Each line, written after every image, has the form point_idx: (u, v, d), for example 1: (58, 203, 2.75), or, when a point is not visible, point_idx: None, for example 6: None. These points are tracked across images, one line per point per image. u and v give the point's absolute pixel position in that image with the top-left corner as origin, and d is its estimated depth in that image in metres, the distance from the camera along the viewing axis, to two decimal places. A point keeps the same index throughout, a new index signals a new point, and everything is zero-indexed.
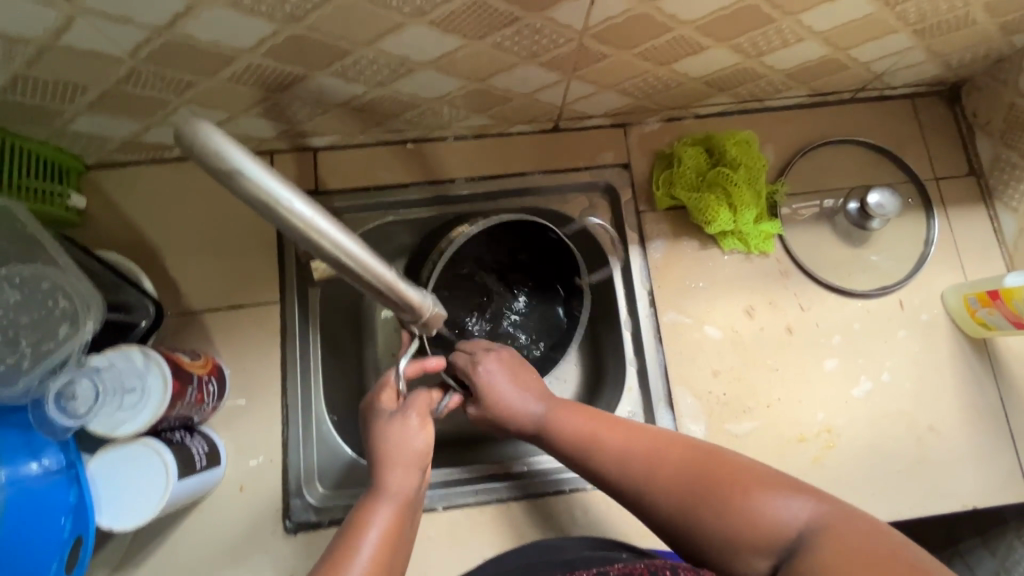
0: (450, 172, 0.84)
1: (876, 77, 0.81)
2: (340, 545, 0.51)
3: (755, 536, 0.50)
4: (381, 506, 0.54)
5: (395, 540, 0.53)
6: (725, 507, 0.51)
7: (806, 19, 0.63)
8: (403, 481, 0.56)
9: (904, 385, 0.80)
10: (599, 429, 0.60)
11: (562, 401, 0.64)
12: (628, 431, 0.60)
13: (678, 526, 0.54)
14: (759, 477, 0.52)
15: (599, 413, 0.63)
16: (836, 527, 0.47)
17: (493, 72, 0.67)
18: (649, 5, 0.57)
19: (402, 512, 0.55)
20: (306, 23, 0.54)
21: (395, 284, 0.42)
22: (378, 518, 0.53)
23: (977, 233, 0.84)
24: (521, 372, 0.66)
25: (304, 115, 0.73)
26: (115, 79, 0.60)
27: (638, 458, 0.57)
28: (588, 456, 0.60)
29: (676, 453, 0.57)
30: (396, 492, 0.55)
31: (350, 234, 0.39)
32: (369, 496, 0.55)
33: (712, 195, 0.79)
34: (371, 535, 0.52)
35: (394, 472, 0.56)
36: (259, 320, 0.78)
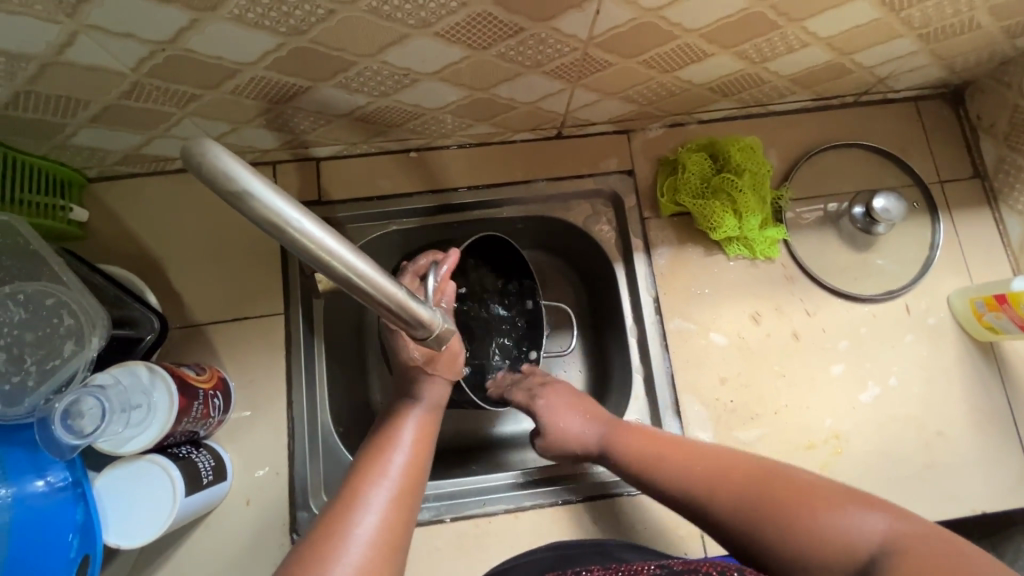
0: (453, 180, 0.83)
1: (880, 81, 0.81)
2: (380, 442, 0.59)
3: (829, 553, 0.48)
4: (415, 412, 0.62)
5: (428, 444, 0.61)
6: (793, 521, 0.51)
7: (811, 26, 0.63)
8: (434, 394, 0.64)
9: (911, 390, 0.79)
10: (660, 450, 0.64)
11: (620, 422, 0.69)
12: (691, 451, 0.62)
13: (744, 537, 0.54)
14: (827, 494, 0.52)
15: (664, 436, 0.66)
16: (910, 547, 0.45)
17: (498, 81, 0.66)
18: (654, 14, 0.56)
19: (430, 419, 0.63)
20: (310, 36, 0.54)
21: (404, 302, 0.41)
22: (412, 421, 0.61)
23: (982, 236, 0.84)
24: (586, 402, 0.73)
25: (307, 125, 0.72)
26: (117, 93, 0.60)
27: (707, 473, 0.59)
28: (660, 474, 0.62)
29: (740, 468, 0.58)
30: (427, 401, 0.63)
31: (355, 251, 0.38)
32: (404, 403, 0.63)
33: (717, 201, 0.79)
34: (406, 437, 0.60)
35: (428, 384, 0.64)
36: (262, 331, 0.78)
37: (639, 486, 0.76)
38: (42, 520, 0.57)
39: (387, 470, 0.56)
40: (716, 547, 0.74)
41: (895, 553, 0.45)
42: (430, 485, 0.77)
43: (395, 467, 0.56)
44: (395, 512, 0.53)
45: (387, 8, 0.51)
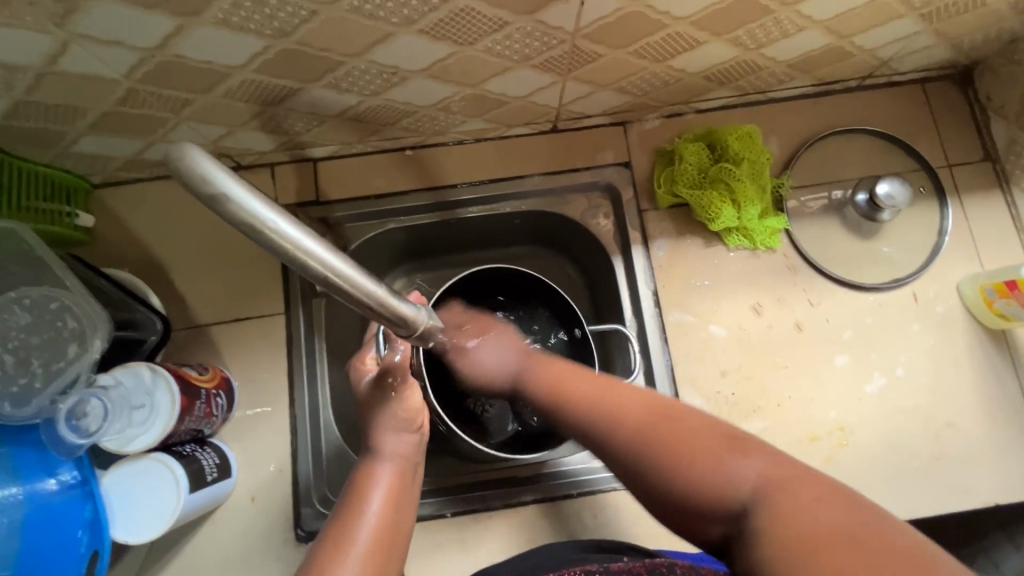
0: (449, 178, 0.83)
1: (883, 63, 0.79)
2: (345, 507, 0.54)
3: (712, 498, 0.44)
4: (382, 470, 0.57)
5: (400, 499, 0.56)
6: (684, 464, 0.45)
7: (805, 9, 0.61)
8: (396, 444, 0.58)
9: (919, 380, 0.78)
10: (569, 378, 0.56)
11: (541, 354, 0.62)
12: (598, 379, 0.54)
13: (636, 470, 0.48)
14: (726, 434, 0.46)
15: (570, 364, 0.59)
16: (799, 492, 0.41)
17: (487, 76, 0.66)
18: (640, 3, 0.56)
19: (402, 472, 0.58)
20: (295, 37, 0.54)
21: (386, 300, 0.42)
22: (382, 479, 0.56)
23: (993, 220, 0.82)
24: (503, 342, 0.68)
25: (301, 126, 0.73)
26: (113, 100, 0.61)
27: (602, 403, 0.52)
28: (550, 404, 0.56)
29: (647, 399, 0.51)
30: (391, 453, 0.58)
31: (332, 250, 0.38)
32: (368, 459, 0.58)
33: (715, 191, 0.78)
34: (374, 498, 0.55)
35: (389, 435, 0.58)
36: (264, 332, 0.79)
37: None
38: (51, 517, 0.59)
39: (356, 535, 0.52)
40: None
41: (777, 500, 0.41)
42: (431, 480, 0.77)
43: (364, 533, 0.52)
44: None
45: (369, 7, 0.51)
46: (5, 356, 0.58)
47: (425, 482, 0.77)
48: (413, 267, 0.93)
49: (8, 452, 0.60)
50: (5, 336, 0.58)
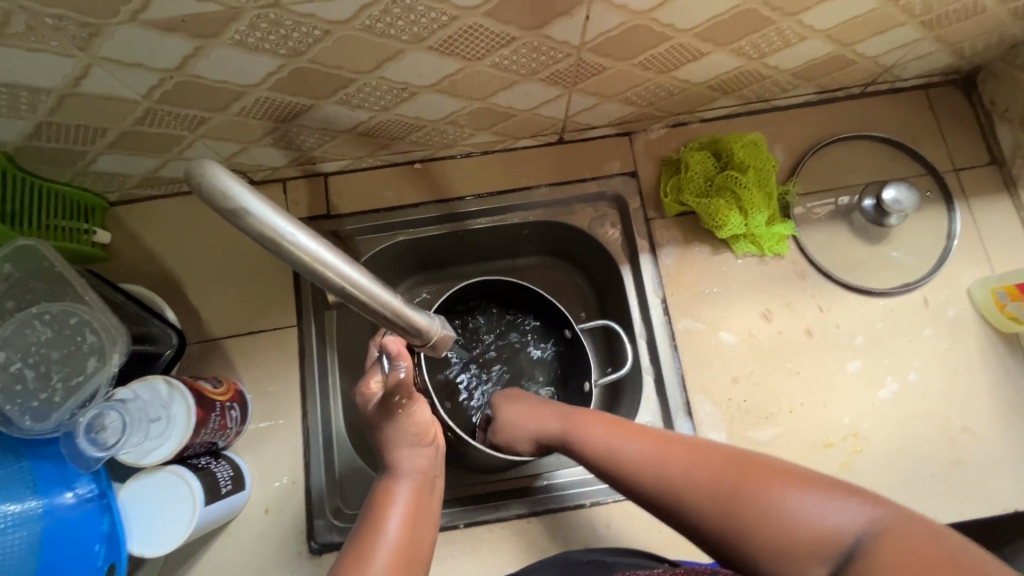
0: (458, 190, 0.85)
1: (886, 70, 0.79)
2: (367, 521, 0.56)
3: (807, 543, 0.47)
4: (401, 485, 0.59)
5: (420, 514, 0.58)
6: (768, 512, 0.49)
7: (807, 19, 0.62)
8: (413, 461, 0.60)
9: (932, 384, 0.77)
10: (630, 439, 0.61)
11: (589, 412, 0.67)
12: (662, 439, 0.60)
13: (726, 529, 0.51)
14: (798, 478, 0.50)
15: (625, 424, 0.63)
16: (895, 531, 0.44)
17: (494, 90, 0.67)
18: (644, 16, 0.57)
19: (420, 488, 0.60)
20: (308, 56, 0.55)
21: (400, 310, 0.42)
22: (402, 494, 0.58)
23: (1001, 224, 0.81)
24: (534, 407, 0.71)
25: (313, 142, 0.75)
26: (132, 120, 0.63)
27: (675, 465, 0.56)
28: (623, 470, 0.59)
29: (716, 458, 0.55)
30: (408, 470, 0.60)
31: (349, 262, 0.39)
32: (386, 477, 0.60)
33: (721, 199, 0.78)
34: (394, 513, 0.56)
35: (403, 452, 0.60)
36: (277, 344, 0.80)
37: None
38: (71, 529, 0.60)
39: (380, 546, 0.53)
40: None
41: (880, 539, 0.44)
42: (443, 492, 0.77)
43: (387, 544, 0.54)
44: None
45: (381, 26, 0.52)
46: (27, 370, 0.60)
47: None
48: (422, 279, 0.94)
49: (27, 466, 0.60)
50: (27, 351, 0.60)
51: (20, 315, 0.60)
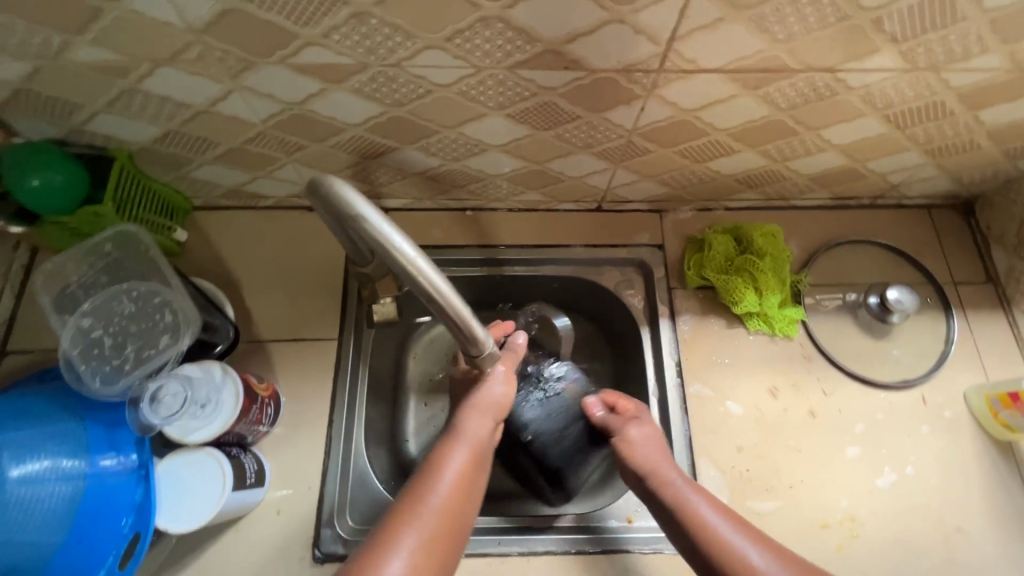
0: (502, 239, 0.94)
1: (893, 187, 0.90)
2: (426, 471, 0.58)
3: None
4: (461, 446, 0.60)
5: (472, 479, 0.58)
6: None
7: (826, 134, 0.73)
8: (477, 428, 0.62)
9: (928, 480, 0.80)
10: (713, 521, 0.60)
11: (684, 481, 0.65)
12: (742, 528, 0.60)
13: None
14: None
15: (744, 520, 0.61)
16: None
17: (552, 157, 0.78)
18: (689, 113, 0.68)
19: (476, 456, 0.60)
20: (407, 108, 0.66)
21: (467, 318, 0.51)
22: (457, 459, 0.59)
23: (998, 336, 0.87)
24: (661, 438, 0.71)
25: (385, 179, 0.85)
26: (243, 139, 0.73)
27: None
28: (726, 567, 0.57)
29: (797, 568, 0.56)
30: (471, 435, 0.61)
31: (433, 272, 0.48)
32: (449, 438, 0.61)
33: (739, 278, 0.86)
34: (449, 472, 0.57)
35: (472, 417, 0.63)
36: (315, 354, 0.85)
37: (650, 546, 0.77)
38: (108, 494, 0.62)
39: (430, 508, 0.54)
40: None
41: None
42: None
43: (435, 504, 0.54)
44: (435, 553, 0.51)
45: (473, 92, 0.64)
46: (106, 338, 0.67)
47: None
48: None
49: (84, 427, 0.64)
50: (109, 320, 0.68)
51: (111, 289, 0.69)
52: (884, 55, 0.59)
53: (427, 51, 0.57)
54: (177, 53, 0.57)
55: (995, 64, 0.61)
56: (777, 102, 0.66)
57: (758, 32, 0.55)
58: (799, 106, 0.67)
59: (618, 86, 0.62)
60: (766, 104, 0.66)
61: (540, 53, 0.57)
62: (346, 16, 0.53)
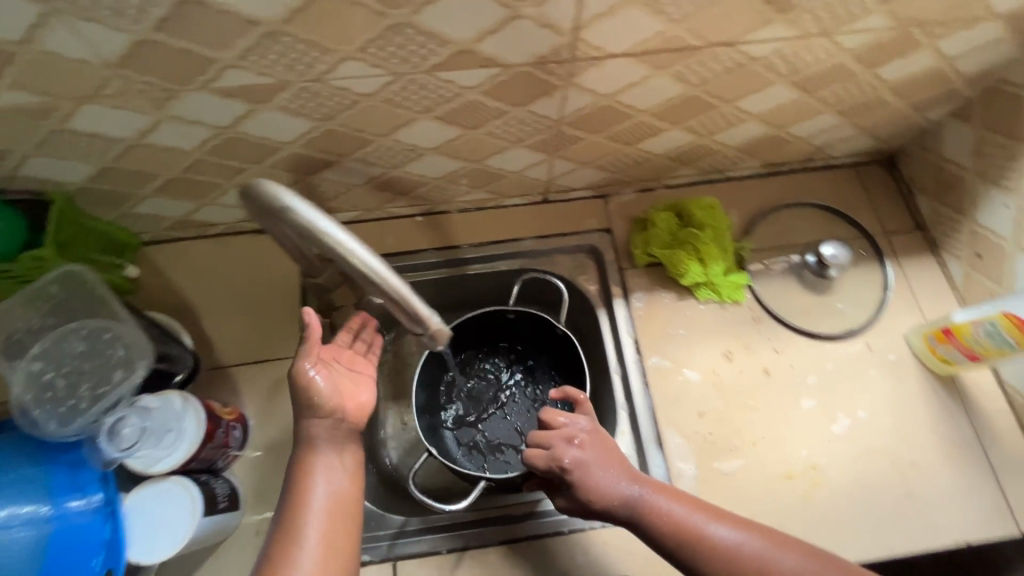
0: (460, 240, 0.94)
1: (818, 149, 0.94)
2: (298, 481, 0.62)
3: None
4: (317, 453, 0.63)
5: (344, 473, 0.63)
6: None
7: (742, 105, 0.77)
8: (320, 430, 0.63)
9: (880, 421, 0.84)
10: (677, 507, 0.64)
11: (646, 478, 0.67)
12: (697, 504, 0.65)
13: None
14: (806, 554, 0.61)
15: (695, 497, 0.66)
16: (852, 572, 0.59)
17: (488, 154, 0.80)
18: (609, 98, 0.71)
19: (336, 452, 0.64)
20: (337, 120, 0.68)
21: (407, 298, 0.53)
22: (319, 467, 0.62)
23: (930, 279, 0.92)
24: (604, 439, 0.69)
25: (331, 194, 0.86)
26: (181, 168, 0.74)
27: (746, 555, 0.61)
28: (696, 554, 0.62)
29: (756, 534, 0.62)
30: (321, 438, 0.63)
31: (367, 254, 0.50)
32: (305, 449, 0.63)
33: (683, 251, 0.90)
34: (317, 485, 0.61)
35: (314, 422, 0.64)
36: (279, 374, 0.85)
37: None
38: (74, 535, 0.62)
39: (309, 511, 0.60)
40: None
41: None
42: (429, 518, 0.80)
43: (317, 507, 0.60)
44: (332, 542, 0.59)
45: (398, 99, 0.66)
46: (58, 379, 0.68)
47: (425, 520, 0.79)
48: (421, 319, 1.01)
49: (45, 472, 0.65)
50: (61, 361, 0.69)
51: (61, 330, 0.70)
52: (776, 24, 0.63)
53: (345, 63, 0.59)
54: (98, 89, 0.58)
55: (879, 23, 0.65)
56: (690, 79, 0.70)
57: (654, 14, 0.58)
58: (710, 81, 0.71)
59: (534, 78, 0.65)
60: (680, 82, 0.70)
61: (455, 54, 0.60)
62: (259, 36, 0.55)
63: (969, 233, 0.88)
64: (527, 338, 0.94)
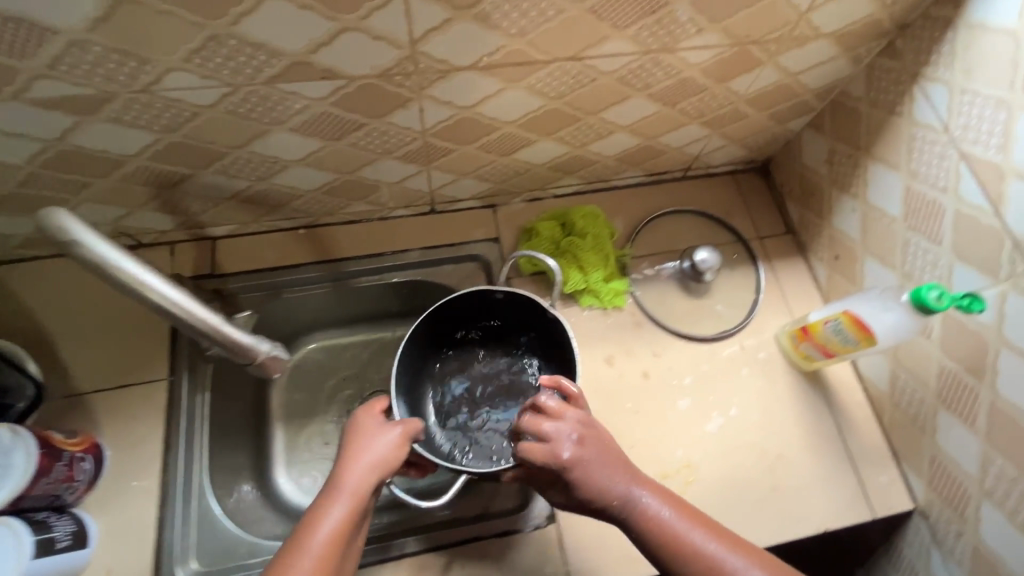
0: (344, 252, 0.93)
1: (695, 158, 0.98)
2: (314, 516, 0.59)
3: None
4: (338, 496, 0.60)
5: (356, 520, 0.60)
6: None
7: (606, 117, 0.79)
8: (358, 479, 0.61)
9: (750, 418, 0.88)
10: (688, 522, 0.60)
11: (651, 482, 0.63)
12: (701, 517, 0.61)
13: None
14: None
15: (698, 512, 0.62)
16: None
17: (358, 165, 0.79)
18: (468, 110, 0.71)
19: (360, 506, 0.61)
20: (181, 132, 0.65)
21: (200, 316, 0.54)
22: (336, 511, 0.59)
23: (798, 280, 0.97)
24: (604, 437, 0.64)
25: (198, 208, 0.83)
26: (14, 184, 0.69)
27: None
28: (687, 561, 0.58)
29: (758, 556, 0.59)
30: (349, 484, 0.61)
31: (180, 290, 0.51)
32: (330, 490, 0.61)
33: (564, 259, 0.92)
34: (327, 523, 0.58)
35: (351, 471, 0.62)
36: (144, 400, 0.81)
37: (504, 527, 0.79)
38: None
39: (308, 550, 0.57)
40: None
41: None
42: None
43: (314, 551, 0.57)
44: None
45: (243, 110, 0.64)
46: None
47: None
48: (315, 336, 1.02)
49: None
50: None
51: None
52: (616, 40, 0.65)
53: (171, 73, 0.57)
54: None
55: (716, 40, 0.68)
56: (546, 92, 0.71)
57: (489, 29, 0.59)
58: (567, 94, 0.73)
59: (384, 90, 0.65)
60: (536, 95, 0.71)
61: (290, 65, 0.58)
62: (64, 45, 0.52)
63: (828, 236, 0.93)
64: (508, 316, 0.86)
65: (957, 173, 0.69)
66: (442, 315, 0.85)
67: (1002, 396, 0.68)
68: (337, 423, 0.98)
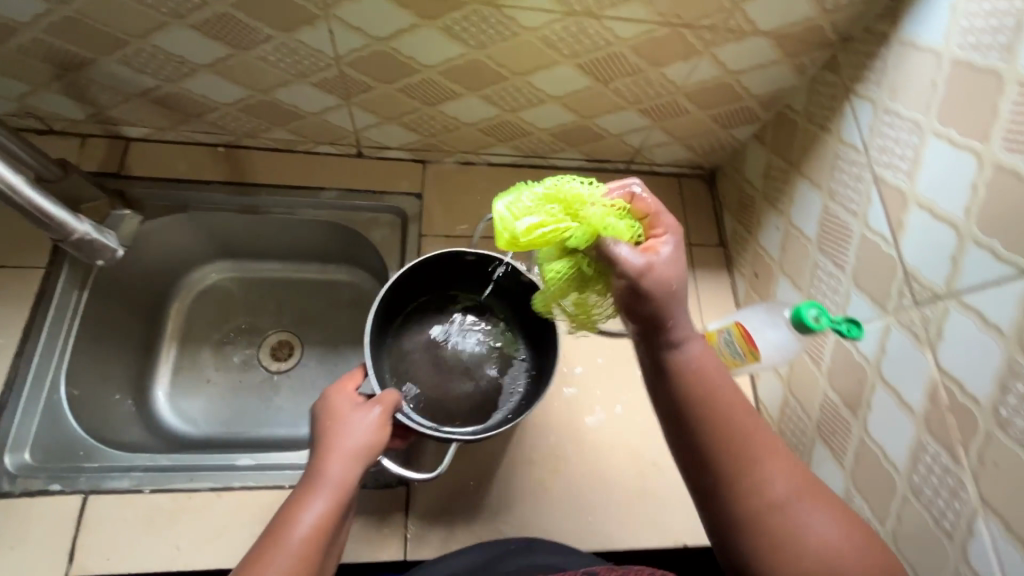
0: (259, 179, 0.90)
1: (637, 151, 0.96)
2: (285, 511, 0.54)
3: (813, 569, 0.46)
4: (320, 490, 0.55)
5: (339, 518, 0.55)
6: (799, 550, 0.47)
7: (534, 82, 0.77)
8: (343, 470, 0.56)
9: (634, 419, 0.84)
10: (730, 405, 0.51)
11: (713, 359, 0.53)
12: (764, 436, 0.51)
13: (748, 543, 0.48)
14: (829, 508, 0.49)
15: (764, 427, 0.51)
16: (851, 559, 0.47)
17: (272, 85, 0.76)
18: (383, 43, 0.69)
19: (342, 501, 0.55)
20: (73, 6, 0.63)
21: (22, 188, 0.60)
22: (316, 507, 0.54)
23: (718, 293, 0.94)
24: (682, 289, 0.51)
25: (107, 101, 0.80)
26: None
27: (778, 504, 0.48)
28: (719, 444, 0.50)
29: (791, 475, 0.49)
30: (334, 477, 0.56)
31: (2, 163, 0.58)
32: (308, 484, 0.56)
33: None
34: (307, 518, 0.53)
35: (332, 460, 0.56)
36: (14, 283, 0.79)
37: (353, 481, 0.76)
38: None
39: (285, 547, 0.51)
40: (412, 551, 0.73)
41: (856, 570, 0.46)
42: (146, 457, 0.76)
43: (292, 548, 0.51)
44: None
45: None
46: None
47: (140, 458, 0.76)
48: (225, 262, 1.00)
49: None
50: None
51: None
52: None
53: None
54: None
55: (644, 13, 0.66)
56: (465, 39, 0.69)
57: None
58: (488, 45, 0.70)
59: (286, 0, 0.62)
60: (454, 40, 0.69)
61: None
62: None
63: (752, 252, 0.90)
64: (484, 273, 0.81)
65: (868, 197, 0.66)
66: (415, 277, 0.78)
67: (871, 433, 0.65)
68: (230, 352, 0.95)
